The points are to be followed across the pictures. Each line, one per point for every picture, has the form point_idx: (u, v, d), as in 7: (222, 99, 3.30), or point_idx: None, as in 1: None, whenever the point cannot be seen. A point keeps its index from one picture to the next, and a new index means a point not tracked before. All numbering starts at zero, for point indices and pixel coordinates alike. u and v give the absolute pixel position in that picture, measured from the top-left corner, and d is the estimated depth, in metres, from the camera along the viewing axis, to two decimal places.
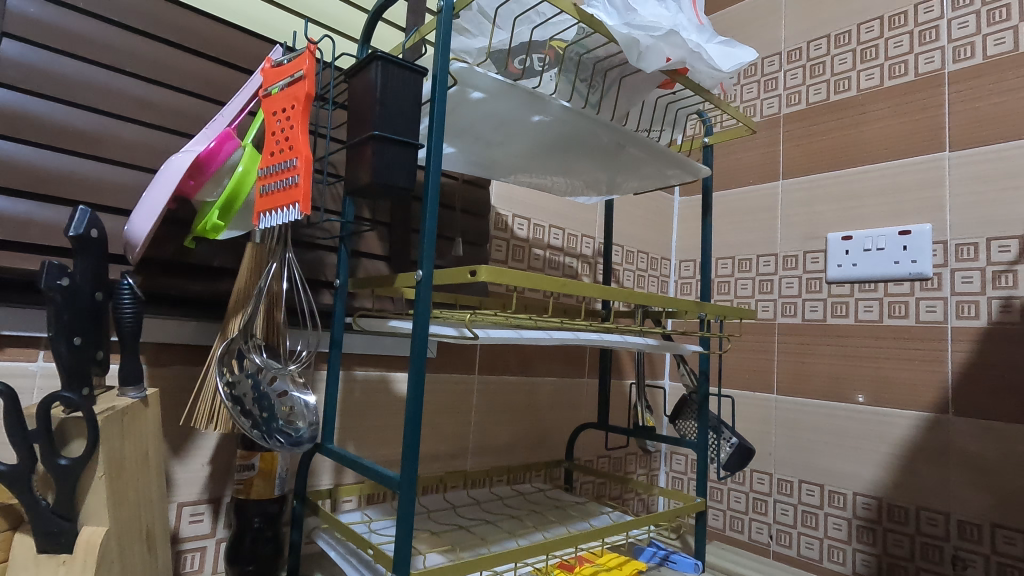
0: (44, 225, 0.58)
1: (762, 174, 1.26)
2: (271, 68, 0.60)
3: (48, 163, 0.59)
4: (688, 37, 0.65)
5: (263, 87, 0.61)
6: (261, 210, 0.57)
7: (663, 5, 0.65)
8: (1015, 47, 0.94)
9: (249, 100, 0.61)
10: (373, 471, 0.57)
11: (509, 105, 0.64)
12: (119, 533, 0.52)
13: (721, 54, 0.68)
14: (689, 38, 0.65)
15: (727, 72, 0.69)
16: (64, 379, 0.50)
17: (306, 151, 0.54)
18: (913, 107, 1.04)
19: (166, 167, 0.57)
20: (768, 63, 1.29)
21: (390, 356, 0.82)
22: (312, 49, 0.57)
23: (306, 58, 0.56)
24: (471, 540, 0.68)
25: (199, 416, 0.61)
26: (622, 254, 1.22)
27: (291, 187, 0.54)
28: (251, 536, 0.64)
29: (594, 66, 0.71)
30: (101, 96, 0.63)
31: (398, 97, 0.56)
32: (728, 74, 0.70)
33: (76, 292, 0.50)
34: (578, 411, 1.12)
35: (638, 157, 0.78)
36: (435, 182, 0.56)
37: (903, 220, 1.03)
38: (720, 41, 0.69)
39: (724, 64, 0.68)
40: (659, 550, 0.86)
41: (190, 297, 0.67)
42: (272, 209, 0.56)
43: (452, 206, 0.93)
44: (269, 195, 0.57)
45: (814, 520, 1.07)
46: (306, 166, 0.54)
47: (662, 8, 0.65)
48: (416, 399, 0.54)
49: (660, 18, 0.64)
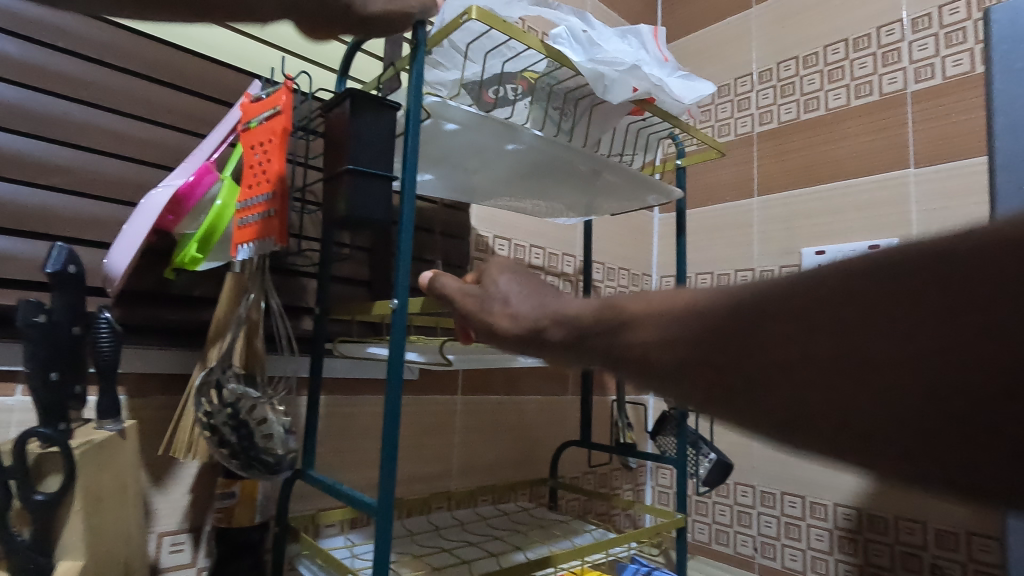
0: (22, 260, 0.59)
1: (738, 191, 1.29)
2: (249, 102, 0.62)
3: (25, 199, 0.60)
4: (650, 72, 0.68)
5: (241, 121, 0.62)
6: (238, 243, 0.58)
7: (625, 40, 0.68)
8: (972, 68, 0.98)
9: (227, 136, 0.63)
10: (350, 498, 0.58)
11: (484, 136, 0.65)
12: (99, 567, 0.53)
13: (683, 87, 0.72)
14: (651, 73, 0.68)
15: (690, 103, 0.73)
16: (41, 415, 0.50)
17: (282, 185, 0.56)
18: (878, 126, 1.08)
19: (145, 202, 0.59)
20: (740, 83, 1.32)
21: (371, 380, 0.83)
22: (288, 85, 0.59)
23: (282, 95, 0.58)
24: (453, 562, 0.69)
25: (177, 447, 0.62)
26: (603, 271, 1.24)
27: (268, 221, 0.55)
28: (233, 565, 0.64)
29: (565, 96, 0.74)
30: (80, 132, 0.64)
31: (372, 131, 0.57)
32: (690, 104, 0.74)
33: (54, 329, 0.51)
34: (562, 427, 1.12)
35: (613, 182, 0.80)
36: (410, 214, 0.57)
37: (872, 235, 1.06)
38: (680, 76, 0.72)
39: (686, 96, 0.72)
40: (643, 567, 0.86)
41: (169, 326, 0.67)
42: (248, 242, 0.57)
43: (433, 229, 0.94)
44: (246, 227, 0.58)
45: (797, 532, 1.08)
46: (282, 201, 0.56)
47: (625, 44, 0.68)
48: (393, 426, 0.55)
49: (623, 53, 0.66)
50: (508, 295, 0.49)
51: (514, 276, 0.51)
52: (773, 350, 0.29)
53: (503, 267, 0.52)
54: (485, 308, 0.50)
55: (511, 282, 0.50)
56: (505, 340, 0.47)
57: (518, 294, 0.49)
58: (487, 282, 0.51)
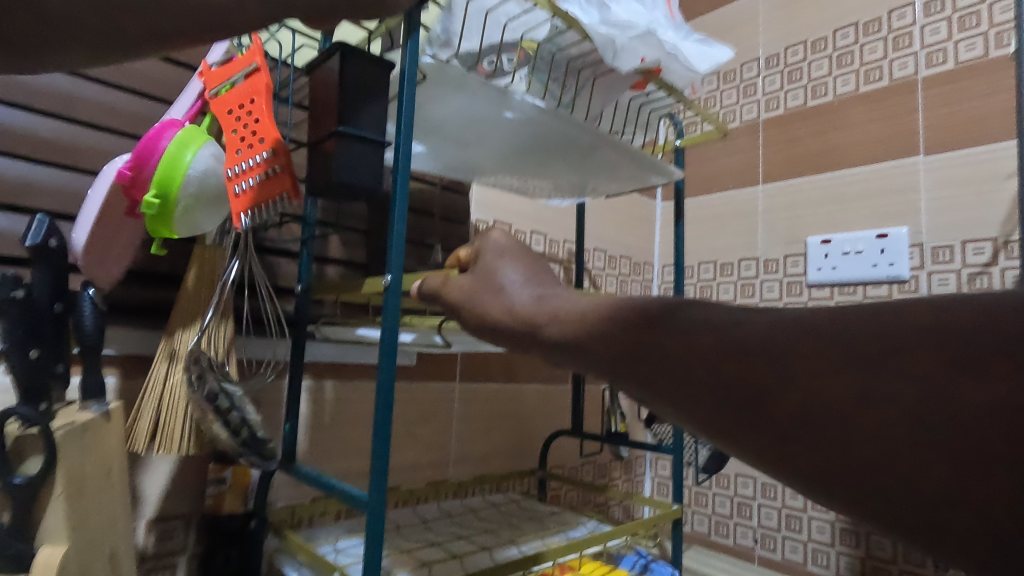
0: (2, 235, 0.57)
1: (742, 179, 1.27)
2: (212, 67, 0.59)
3: (6, 170, 0.58)
4: (664, 37, 0.65)
5: (209, 87, 0.59)
6: (239, 210, 0.54)
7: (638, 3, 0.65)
8: (986, 53, 0.96)
9: (198, 104, 0.61)
10: (338, 490, 0.55)
11: (479, 103, 0.62)
12: (83, 554, 0.50)
13: (698, 54, 0.69)
14: (666, 38, 0.65)
15: (705, 71, 0.70)
16: (19, 395, 0.49)
17: (275, 138, 0.53)
18: (887, 113, 1.06)
19: (105, 176, 0.58)
20: (746, 68, 1.29)
21: (362, 365, 0.82)
22: (261, 44, 0.57)
23: (258, 51, 0.56)
24: (445, 555, 0.67)
25: (139, 436, 0.59)
26: (604, 259, 1.22)
27: (274, 177, 0.52)
28: (222, 553, 0.62)
29: (567, 66, 0.71)
30: (66, 103, 0.62)
31: (359, 91, 0.54)
32: (705, 72, 0.71)
33: (33, 305, 0.49)
34: (559, 416, 1.11)
35: (612, 159, 0.77)
36: (402, 184, 0.54)
37: (879, 224, 1.04)
38: (697, 40, 0.69)
39: (700, 64, 0.69)
40: (640, 558, 0.85)
41: (148, 304, 0.65)
42: (252, 209, 0.53)
43: (431, 212, 0.93)
44: (247, 193, 0.54)
45: (798, 524, 1.07)
46: (284, 157, 0.53)
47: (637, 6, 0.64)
48: (387, 399, 0.53)
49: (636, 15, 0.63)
50: (504, 284, 0.46)
51: (510, 263, 0.48)
52: (798, 397, 0.26)
53: (497, 254, 0.50)
54: (480, 297, 0.47)
55: (505, 267, 0.48)
56: (500, 340, 0.44)
57: (516, 286, 0.45)
58: (480, 271, 0.49)
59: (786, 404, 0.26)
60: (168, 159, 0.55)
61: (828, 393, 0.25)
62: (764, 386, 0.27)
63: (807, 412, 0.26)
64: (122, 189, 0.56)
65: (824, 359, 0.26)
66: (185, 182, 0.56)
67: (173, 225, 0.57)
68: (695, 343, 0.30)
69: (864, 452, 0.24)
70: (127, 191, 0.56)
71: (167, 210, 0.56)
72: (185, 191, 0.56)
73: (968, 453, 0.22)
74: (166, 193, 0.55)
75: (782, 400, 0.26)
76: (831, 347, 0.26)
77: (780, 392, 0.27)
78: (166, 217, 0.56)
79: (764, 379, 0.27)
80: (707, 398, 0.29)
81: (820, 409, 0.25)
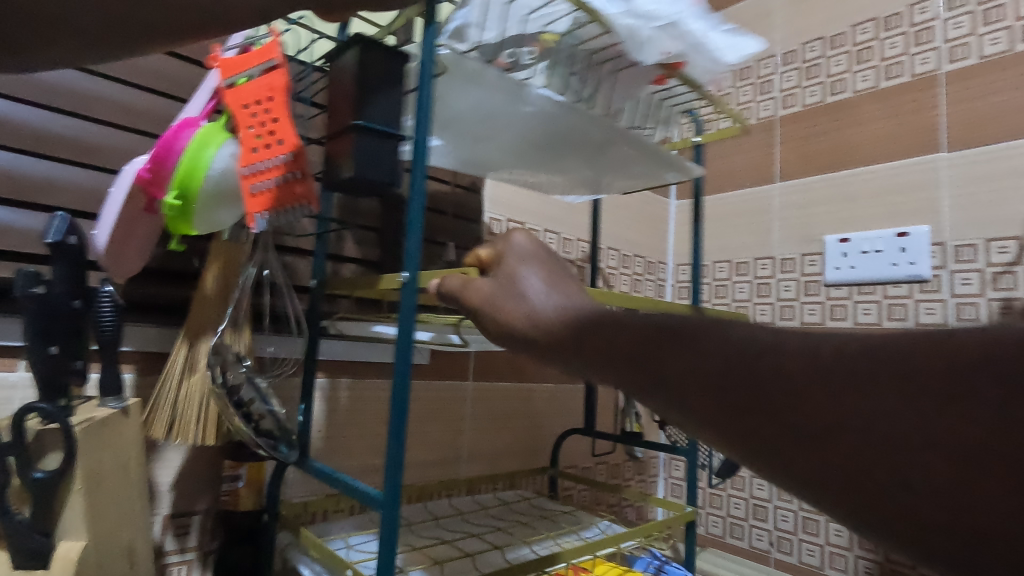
0: (21, 233, 0.57)
1: (757, 176, 1.25)
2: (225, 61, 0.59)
3: (25, 168, 0.58)
4: (690, 27, 0.64)
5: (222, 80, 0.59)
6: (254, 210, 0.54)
7: None
8: (1010, 47, 0.93)
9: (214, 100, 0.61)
10: (353, 489, 0.55)
11: (497, 97, 0.62)
12: (100, 550, 0.50)
13: (726, 44, 0.67)
14: (692, 29, 0.64)
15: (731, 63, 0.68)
16: (40, 391, 0.49)
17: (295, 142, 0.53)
18: (907, 109, 1.04)
19: (124, 174, 0.58)
20: (763, 65, 1.28)
21: (374, 363, 0.82)
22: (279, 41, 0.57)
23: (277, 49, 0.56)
24: (458, 554, 0.67)
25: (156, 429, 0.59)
26: (617, 258, 1.21)
27: (294, 180, 0.53)
28: (236, 549, 0.62)
29: (587, 59, 0.70)
30: (83, 101, 0.62)
31: (379, 86, 0.54)
32: (730, 65, 0.69)
33: (53, 301, 0.49)
34: (572, 415, 1.11)
35: (629, 155, 0.76)
36: (419, 178, 0.54)
37: (899, 222, 1.02)
38: (725, 30, 0.66)
39: (726, 55, 0.67)
40: (653, 559, 0.84)
41: (165, 302, 0.66)
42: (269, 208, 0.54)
43: (444, 210, 0.92)
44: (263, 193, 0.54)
45: (815, 526, 1.05)
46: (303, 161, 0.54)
47: None
48: (400, 397, 0.52)
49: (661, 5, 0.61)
50: (526, 290, 0.46)
51: (532, 269, 0.48)
52: (803, 407, 0.26)
53: (520, 258, 0.50)
54: (499, 302, 0.46)
55: (528, 272, 0.48)
56: (517, 337, 0.44)
57: (538, 292, 0.45)
58: (502, 275, 0.49)
59: (797, 419, 0.26)
60: (189, 157, 0.56)
61: (830, 404, 0.25)
62: (775, 399, 0.26)
63: (818, 427, 0.25)
64: (142, 187, 0.57)
65: (839, 373, 0.25)
66: (207, 181, 0.56)
67: (193, 222, 0.58)
68: (706, 355, 0.30)
69: (873, 465, 0.23)
70: (147, 189, 0.57)
71: (188, 208, 0.57)
72: (206, 190, 0.56)
73: (987, 478, 0.21)
74: (188, 191, 0.56)
75: (793, 415, 0.26)
76: (844, 364, 0.25)
77: (791, 407, 0.26)
78: (186, 214, 0.57)
79: (770, 386, 0.27)
80: (718, 409, 0.28)
81: (823, 419, 0.25)
